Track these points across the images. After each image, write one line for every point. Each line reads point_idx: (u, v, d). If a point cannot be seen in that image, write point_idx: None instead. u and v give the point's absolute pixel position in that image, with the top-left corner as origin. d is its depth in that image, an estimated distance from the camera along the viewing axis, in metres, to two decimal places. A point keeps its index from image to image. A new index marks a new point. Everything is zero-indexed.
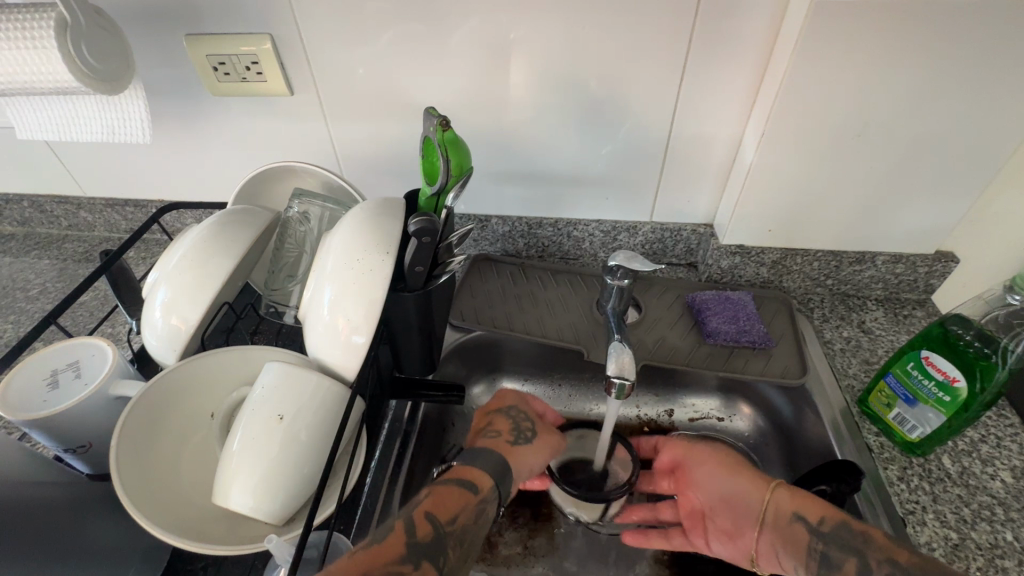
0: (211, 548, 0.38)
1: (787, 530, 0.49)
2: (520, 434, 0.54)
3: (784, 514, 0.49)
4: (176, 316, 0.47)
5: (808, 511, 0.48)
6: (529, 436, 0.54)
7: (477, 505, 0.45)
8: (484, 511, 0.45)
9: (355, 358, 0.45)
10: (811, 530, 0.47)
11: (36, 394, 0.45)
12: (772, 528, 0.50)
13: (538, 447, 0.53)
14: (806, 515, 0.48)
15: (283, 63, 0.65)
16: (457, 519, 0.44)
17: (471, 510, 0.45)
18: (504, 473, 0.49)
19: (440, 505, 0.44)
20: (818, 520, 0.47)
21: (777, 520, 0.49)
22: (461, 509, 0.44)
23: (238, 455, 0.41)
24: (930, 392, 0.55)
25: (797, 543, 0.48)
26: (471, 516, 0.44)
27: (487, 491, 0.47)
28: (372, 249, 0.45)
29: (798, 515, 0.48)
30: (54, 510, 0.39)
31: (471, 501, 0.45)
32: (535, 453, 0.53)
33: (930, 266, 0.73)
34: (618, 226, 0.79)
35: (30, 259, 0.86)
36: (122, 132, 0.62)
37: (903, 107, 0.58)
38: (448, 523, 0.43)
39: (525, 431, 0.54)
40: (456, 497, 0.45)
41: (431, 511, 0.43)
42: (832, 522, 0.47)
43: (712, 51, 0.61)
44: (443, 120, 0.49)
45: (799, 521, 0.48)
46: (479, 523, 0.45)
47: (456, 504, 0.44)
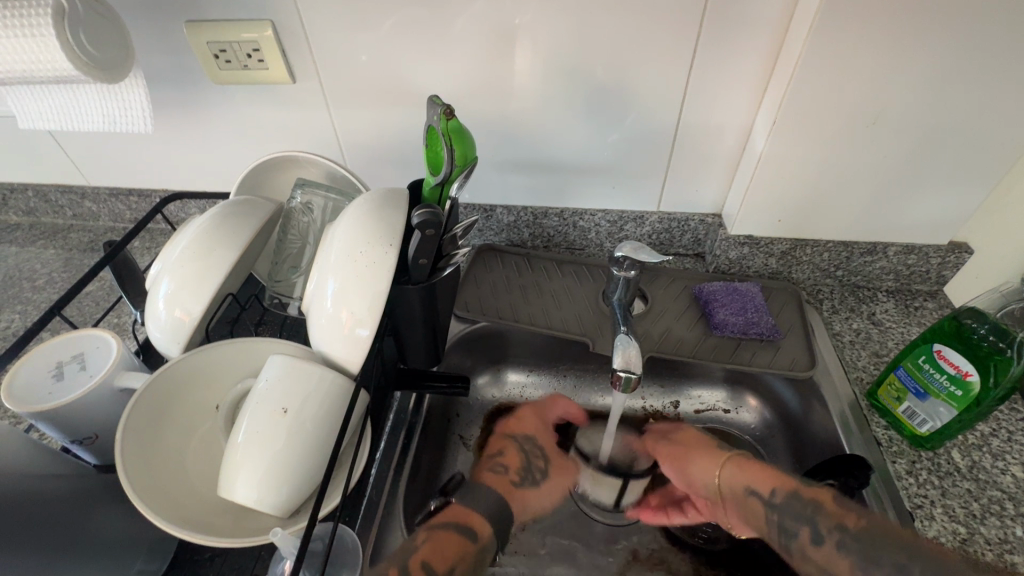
0: (217, 540, 0.39)
1: (743, 499, 0.54)
2: (529, 475, 0.62)
3: (742, 489, 0.55)
4: (178, 308, 0.46)
5: (760, 483, 0.53)
6: (536, 478, 0.62)
7: (476, 553, 0.47)
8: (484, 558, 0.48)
9: (358, 351, 0.45)
10: (764, 501, 0.52)
11: (42, 385, 0.45)
12: (731, 499, 0.56)
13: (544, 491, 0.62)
14: (759, 490, 0.53)
15: (285, 51, 0.64)
16: (456, 567, 0.45)
17: (469, 559, 0.46)
18: (501, 511, 0.52)
19: (437, 554, 0.45)
20: (770, 492, 0.52)
21: (735, 492, 0.55)
22: (458, 559, 0.46)
23: (243, 448, 0.41)
24: (941, 386, 0.54)
25: (756, 515, 0.52)
26: (469, 567, 0.46)
27: (486, 540, 0.49)
28: (376, 241, 0.44)
29: (751, 487, 0.54)
30: (60, 503, 0.39)
31: (469, 550, 0.47)
32: (538, 491, 0.62)
33: (943, 258, 0.72)
34: (625, 216, 0.78)
35: (36, 249, 0.86)
36: (123, 121, 0.61)
37: (921, 93, 0.57)
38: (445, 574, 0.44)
39: (534, 472, 0.62)
40: (454, 545, 0.46)
41: (429, 560, 0.44)
42: (782, 494, 0.51)
43: (724, 36, 0.60)
44: (447, 109, 0.48)
45: (752, 494, 0.53)
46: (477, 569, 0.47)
47: (454, 554, 0.46)
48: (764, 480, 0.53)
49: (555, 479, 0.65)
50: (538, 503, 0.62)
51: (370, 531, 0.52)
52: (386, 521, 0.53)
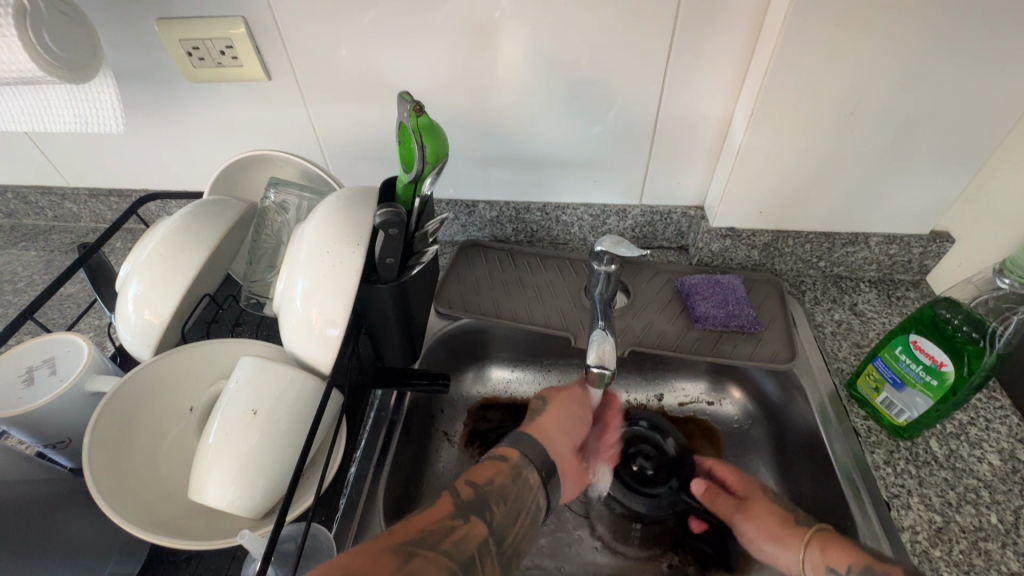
0: (188, 543, 0.39)
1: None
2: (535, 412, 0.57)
3: (821, 569, 0.48)
4: (148, 310, 0.46)
5: (835, 561, 0.47)
6: (544, 408, 0.57)
7: (511, 471, 0.48)
8: (521, 474, 0.48)
9: (330, 350, 0.45)
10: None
11: (12, 390, 0.45)
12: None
13: (552, 412, 0.56)
14: (835, 566, 0.47)
15: (259, 47, 0.63)
16: (494, 480, 0.47)
17: (506, 474, 0.47)
18: (530, 441, 0.51)
19: (477, 472, 0.47)
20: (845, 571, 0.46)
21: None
22: (496, 475, 0.47)
23: (213, 450, 0.41)
24: (918, 376, 0.54)
25: None
26: (508, 478, 0.47)
27: (517, 459, 0.49)
28: (345, 241, 0.44)
29: (830, 567, 0.47)
30: (26, 509, 0.39)
31: (503, 468, 0.48)
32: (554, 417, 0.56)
33: (925, 247, 0.72)
34: (607, 210, 0.78)
35: (16, 250, 0.86)
36: (96, 122, 0.60)
37: (899, 84, 0.56)
38: (486, 484, 0.46)
39: (540, 408, 0.57)
40: (488, 467, 0.48)
41: (470, 478, 0.47)
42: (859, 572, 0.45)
43: (703, 26, 0.59)
44: (417, 105, 0.47)
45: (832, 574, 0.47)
46: (519, 484, 0.47)
47: (490, 471, 0.48)
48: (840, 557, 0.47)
49: (566, 400, 0.58)
50: (573, 426, 0.56)
51: (348, 530, 0.52)
52: (365, 518, 0.53)
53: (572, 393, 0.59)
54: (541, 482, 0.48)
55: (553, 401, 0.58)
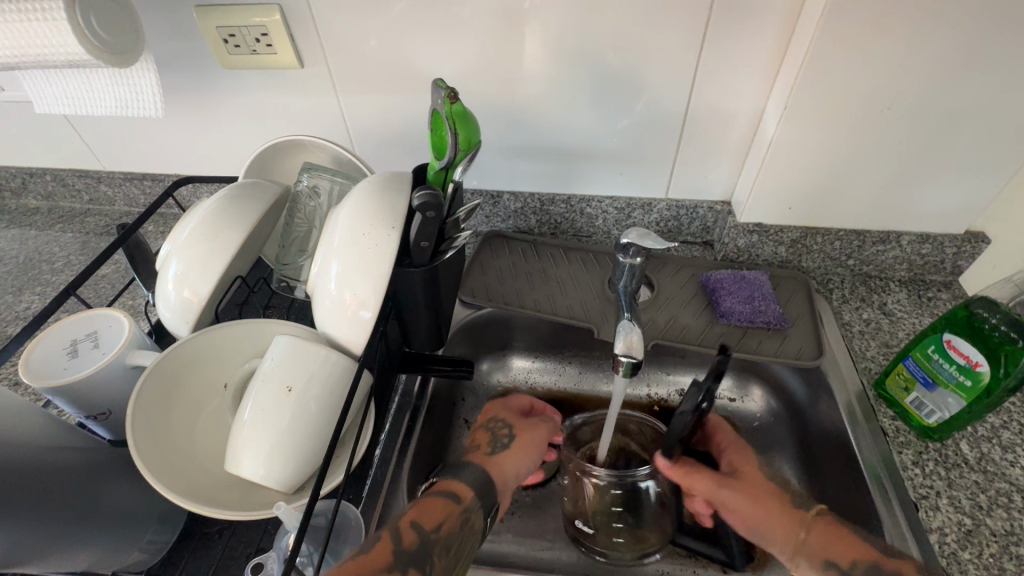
0: (225, 513, 0.40)
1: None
2: (495, 441, 0.54)
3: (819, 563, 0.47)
4: (187, 288, 0.48)
5: (837, 555, 0.46)
6: (507, 440, 0.54)
7: (460, 514, 0.46)
8: (469, 519, 0.46)
9: (362, 332, 0.46)
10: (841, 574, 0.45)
11: (57, 362, 0.46)
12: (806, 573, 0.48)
13: (513, 448, 0.54)
14: (836, 561, 0.46)
15: (294, 35, 0.64)
16: (440, 526, 0.44)
17: (456, 518, 0.46)
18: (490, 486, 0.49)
19: (425, 513, 0.45)
20: (851, 565, 0.45)
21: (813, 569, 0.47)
22: (445, 518, 0.45)
23: (248, 425, 0.42)
24: (950, 376, 0.53)
25: None
26: (457, 524, 0.45)
27: (470, 500, 0.47)
28: (380, 224, 0.45)
29: (829, 561, 0.46)
30: (72, 473, 0.41)
31: (456, 510, 0.46)
32: (518, 454, 0.54)
33: (959, 247, 0.70)
34: (632, 203, 0.77)
35: (54, 232, 0.88)
36: (136, 105, 0.62)
37: (940, 79, 0.55)
38: (432, 532, 0.44)
39: (501, 436, 0.55)
40: (440, 507, 0.46)
41: (416, 520, 0.44)
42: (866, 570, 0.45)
43: (737, 17, 0.58)
44: (451, 92, 0.47)
45: (830, 569, 0.46)
46: (465, 531, 0.46)
47: (440, 513, 0.45)
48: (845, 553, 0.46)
49: (529, 438, 0.56)
50: (525, 467, 0.54)
51: (374, 510, 0.53)
52: (389, 499, 0.54)
53: (540, 434, 0.56)
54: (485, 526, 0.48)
55: (517, 436, 0.55)
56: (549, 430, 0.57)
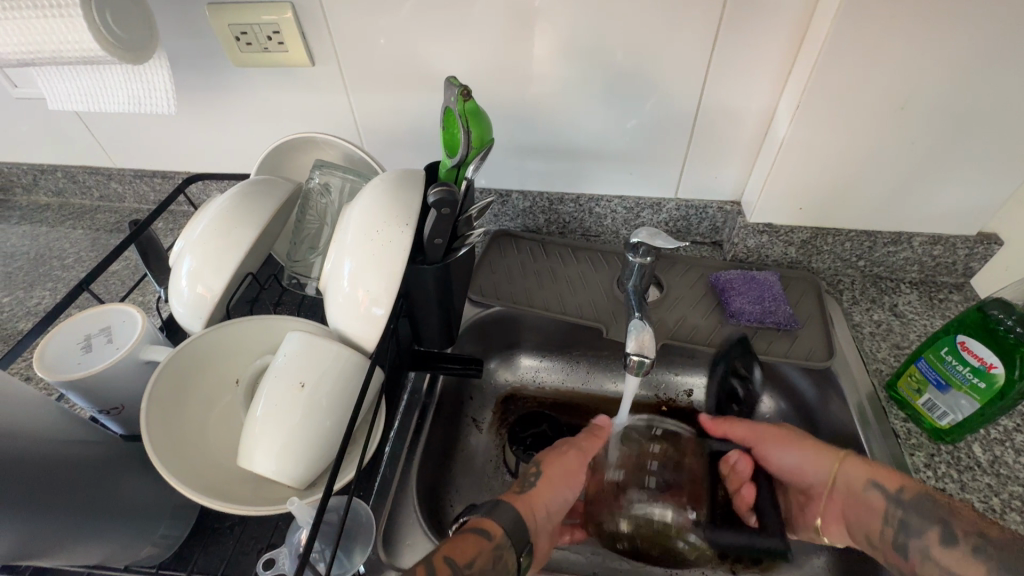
0: (238, 507, 0.40)
1: (864, 499, 0.51)
2: (526, 482, 0.52)
3: (860, 483, 0.52)
4: (200, 284, 0.48)
5: (885, 479, 0.50)
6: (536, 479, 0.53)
7: (491, 551, 0.43)
8: (502, 558, 0.43)
9: (375, 329, 0.46)
10: (889, 497, 0.49)
11: (72, 356, 0.46)
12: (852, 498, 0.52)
13: (546, 482, 0.53)
14: (883, 483, 0.50)
15: (305, 33, 0.64)
16: (474, 562, 0.42)
17: (488, 556, 0.43)
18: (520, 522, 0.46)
19: (458, 549, 0.42)
20: (899, 489, 0.49)
21: (853, 488, 0.52)
22: (477, 555, 0.42)
23: (260, 420, 0.42)
24: (964, 378, 0.53)
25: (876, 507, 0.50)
26: (488, 562, 0.43)
27: (501, 537, 0.44)
28: (393, 221, 0.45)
29: (875, 482, 0.50)
30: (87, 467, 0.41)
31: (486, 548, 0.43)
32: (549, 490, 0.52)
33: (971, 249, 0.70)
34: (641, 203, 0.77)
35: (64, 228, 0.89)
36: (148, 102, 0.62)
37: (954, 79, 0.55)
38: (465, 568, 0.41)
39: (532, 476, 0.53)
40: (469, 544, 0.43)
41: (449, 556, 0.42)
42: (912, 491, 0.48)
43: (749, 16, 0.58)
44: (464, 90, 0.47)
45: (875, 488, 0.50)
46: (498, 570, 0.43)
47: (472, 549, 0.43)
48: (888, 477, 0.50)
49: (559, 473, 0.54)
50: (560, 502, 0.53)
51: (383, 507, 0.53)
52: (399, 497, 0.54)
53: (568, 465, 0.56)
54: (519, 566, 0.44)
55: (546, 468, 0.54)
56: (576, 460, 0.57)
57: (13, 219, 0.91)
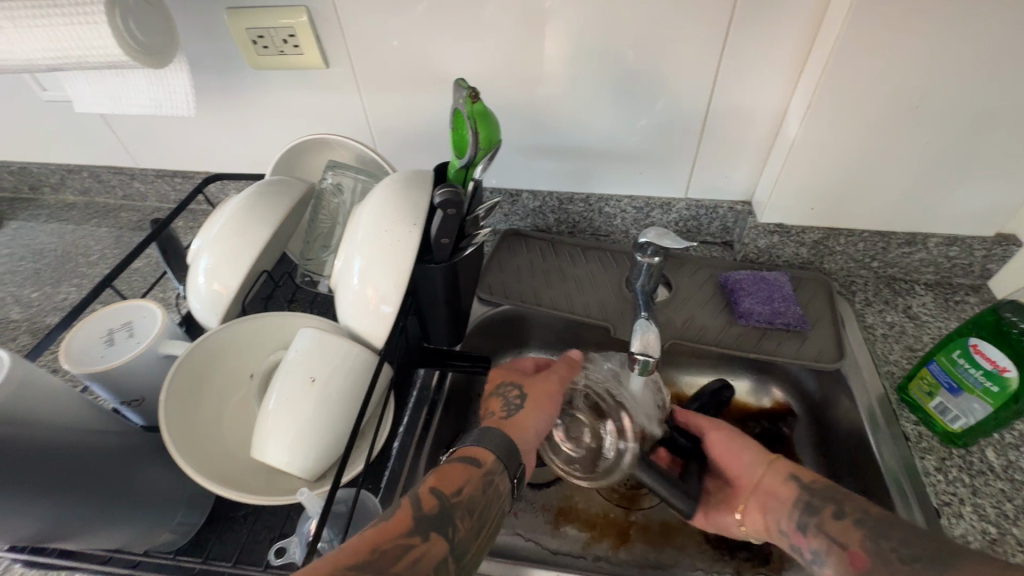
0: (251, 497, 0.41)
1: (780, 492, 0.51)
2: (508, 403, 0.53)
3: (781, 476, 0.52)
4: (216, 282, 0.49)
5: (802, 472, 0.51)
6: (519, 401, 0.53)
7: (481, 478, 0.43)
8: (493, 482, 0.43)
9: (384, 326, 0.47)
10: (802, 485, 0.50)
11: (95, 350, 0.48)
12: (765, 490, 0.53)
13: (528, 407, 0.53)
14: (800, 475, 0.51)
15: (319, 35, 0.66)
16: (463, 489, 0.42)
17: (477, 483, 0.43)
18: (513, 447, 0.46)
19: (446, 478, 0.42)
20: (812, 479, 0.50)
21: (774, 481, 0.52)
22: (466, 482, 0.42)
23: (273, 413, 0.43)
24: (977, 381, 0.52)
25: (785, 496, 0.50)
26: (479, 486, 0.42)
27: (492, 463, 0.44)
28: (400, 220, 0.46)
29: (794, 475, 0.51)
30: (110, 455, 0.43)
31: (476, 474, 0.43)
32: (534, 412, 0.53)
33: (989, 250, 0.68)
34: (651, 203, 0.77)
35: (90, 226, 0.92)
36: (169, 105, 0.64)
37: (971, 78, 0.54)
38: (453, 495, 0.41)
39: (513, 400, 0.54)
40: (457, 472, 0.43)
41: (436, 486, 0.42)
42: (822, 482, 0.49)
43: (758, 16, 0.58)
44: (473, 92, 0.48)
45: (792, 480, 0.51)
46: (489, 495, 0.42)
47: (460, 478, 0.43)
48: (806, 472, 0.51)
49: (543, 392, 0.55)
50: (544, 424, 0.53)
51: (391, 501, 0.54)
52: (407, 490, 0.55)
53: (549, 388, 0.56)
54: (509, 490, 0.44)
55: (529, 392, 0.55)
56: (555, 383, 0.57)
57: (42, 217, 0.95)
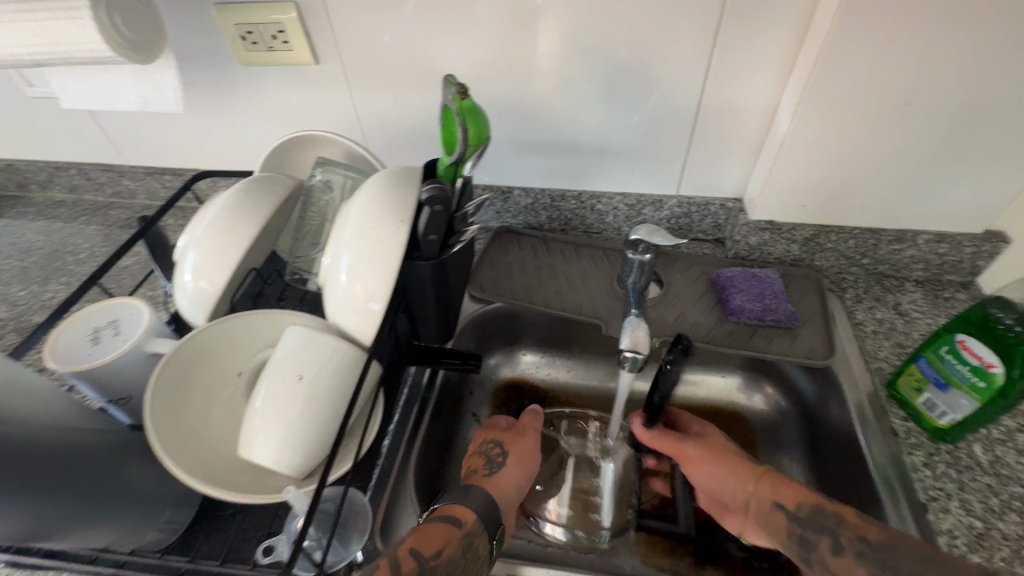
0: (238, 496, 0.41)
1: (770, 522, 0.49)
2: (490, 462, 0.56)
3: (766, 503, 0.50)
4: (203, 279, 0.49)
5: (784, 498, 0.49)
6: (499, 459, 0.56)
7: (461, 540, 0.45)
8: (472, 544, 0.45)
9: (371, 323, 0.47)
10: (787, 516, 0.48)
11: (81, 348, 0.48)
12: (756, 519, 0.51)
13: (509, 468, 0.56)
14: (783, 502, 0.49)
15: (309, 31, 0.65)
16: (442, 552, 0.43)
17: (457, 544, 0.44)
18: (493, 505, 0.48)
19: (425, 539, 0.44)
20: (796, 507, 0.48)
21: (760, 509, 0.51)
22: (445, 543, 0.44)
23: (260, 411, 0.43)
24: (964, 377, 0.53)
25: (777, 529, 0.49)
26: (457, 549, 0.44)
27: (472, 523, 0.46)
28: (388, 217, 0.46)
29: (777, 502, 0.50)
30: (97, 454, 0.42)
31: (454, 536, 0.45)
32: (511, 473, 0.55)
33: (977, 247, 0.69)
34: (643, 200, 0.77)
35: (79, 224, 0.91)
36: (156, 101, 0.64)
37: (959, 75, 0.54)
38: (431, 559, 0.43)
39: (494, 457, 0.57)
40: (440, 533, 0.45)
41: (416, 547, 0.43)
42: (809, 508, 0.47)
43: (749, 13, 0.58)
44: (461, 89, 0.48)
45: (778, 509, 0.49)
46: (468, 556, 0.44)
47: (440, 539, 0.44)
48: (790, 495, 0.49)
49: (520, 453, 0.58)
50: (521, 482, 0.56)
51: (381, 499, 0.54)
52: (398, 488, 0.55)
53: (526, 445, 0.59)
54: (489, 550, 0.46)
55: (510, 448, 0.58)
56: (532, 439, 0.60)
57: (30, 215, 0.94)
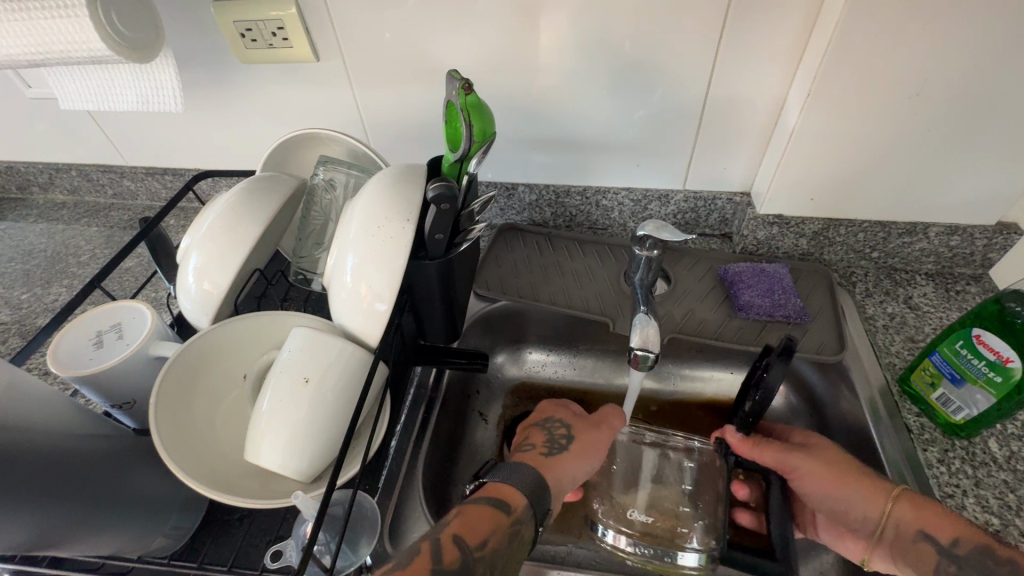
0: (244, 501, 0.41)
1: (912, 550, 0.48)
2: (553, 444, 0.57)
3: (909, 532, 0.48)
4: (207, 281, 0.48)
5: (938, 531, 0.47)
6: (563, 443, 0.57)
7: (509, 526, 0.44)
8: (518, 532, 0.44)
9: (377, 324, 0.46)
10: (941, 550, 0.46)
11: (83, 352, 0.47)
12: (891, 544, 0.50)
13: (573, 455, 0.55)
14: (935, 535, 0.47)
15: (309, 28, 0.64)
16: (487, 541, 0.43)
17: (503, 532, 0.44)
18: (540, 491, 0.48)
19: (469, 527, 0.43)
20: (954, 543, 0.46)
21: (902, 538, 0.49)
22: (491, 532, 0.43)
23: (266, 416, 0.42)
24: (979, 372, 0.52)
25: (924, 560, 0.47)
26: (504, 537, 0.44)
27: (522, 509, 0.46)
28: (394, 216, 0.45)
29: (925, 534, 0.47)
30: (102, 460, 0.42)
31: (504, 522, 0.44)
32: (574, 461, 0.55)
33: (989, 239, 0.68)
34: (649, 194, 0.76)
35: (79, 226, 0.90)
36: (155, 101, 0.63)
37: (974, 65, 0.53)
38: (476, 548, 0.42)
39: (559, 440, 0.57)
40: (488, 518, 0.44)
41: (459, 534, 0.43)
42: (969, 546, 0.45)
43: (758, 3, 0.57)
44: (466, 83, 0.47)
45: (926, 540, 0.47)
46: (512, 545, 0.44)
47: (488, 527, 0.44)
48: (943, 527, 0.47)
49: (590, 444, 0.57)
50: (582, 472, 0.55)
51: (389, 501, 0.53)
52: (405, 491, 0.54)
53: (597, 439, 0.58)
54: (535, 536, 0.46)
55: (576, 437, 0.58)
56: (607, 434, 0.59)
57: (31, 217, 0.93)
